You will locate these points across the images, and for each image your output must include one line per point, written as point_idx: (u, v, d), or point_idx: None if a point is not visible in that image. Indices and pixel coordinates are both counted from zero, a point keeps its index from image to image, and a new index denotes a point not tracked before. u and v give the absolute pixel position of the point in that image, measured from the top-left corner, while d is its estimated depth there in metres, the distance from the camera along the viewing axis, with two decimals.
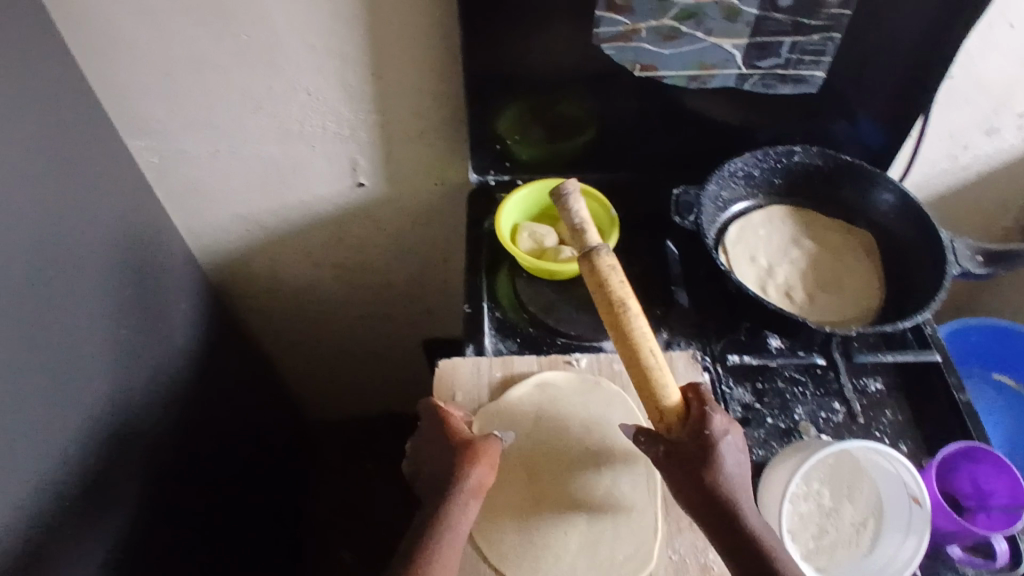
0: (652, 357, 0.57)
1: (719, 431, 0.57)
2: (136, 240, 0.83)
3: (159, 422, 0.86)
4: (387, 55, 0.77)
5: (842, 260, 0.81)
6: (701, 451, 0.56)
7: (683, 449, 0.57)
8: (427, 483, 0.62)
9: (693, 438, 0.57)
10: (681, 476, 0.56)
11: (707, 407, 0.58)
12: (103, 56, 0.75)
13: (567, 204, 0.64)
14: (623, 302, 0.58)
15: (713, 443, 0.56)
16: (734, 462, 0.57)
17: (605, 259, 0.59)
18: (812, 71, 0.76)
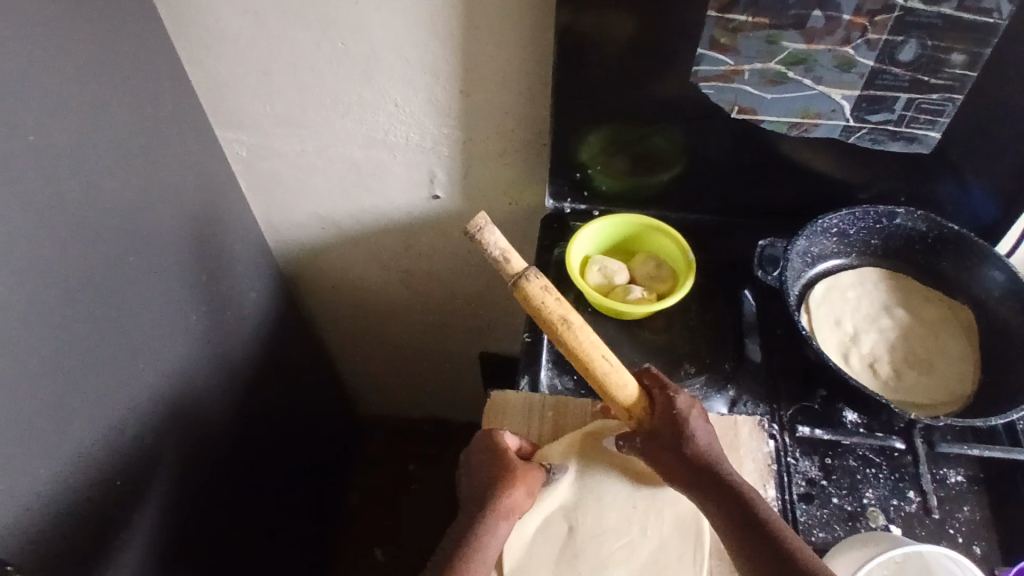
0: (606, 364, 0.53)
1: (686, 409, 0.58)
2: (215, 228, 0.85)
3: (217, 407, 0.88)
4: (477, 73, 0.75)
5: (935, 336, 0.74)
6: (676, 431, 0.57)
7: (663, 436, 0.58)
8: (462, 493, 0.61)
9: (666, 422, 0.58)
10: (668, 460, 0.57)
11: (669, 389, 0.59)
12: (205, 51, 0.76)
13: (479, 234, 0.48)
14: (566, 322, 0.51)
15: (684, 419, 0.57)
16: (705, 432, 0.58)
17: (537, 282, 0.50)
18: (926, 131, 0.71)
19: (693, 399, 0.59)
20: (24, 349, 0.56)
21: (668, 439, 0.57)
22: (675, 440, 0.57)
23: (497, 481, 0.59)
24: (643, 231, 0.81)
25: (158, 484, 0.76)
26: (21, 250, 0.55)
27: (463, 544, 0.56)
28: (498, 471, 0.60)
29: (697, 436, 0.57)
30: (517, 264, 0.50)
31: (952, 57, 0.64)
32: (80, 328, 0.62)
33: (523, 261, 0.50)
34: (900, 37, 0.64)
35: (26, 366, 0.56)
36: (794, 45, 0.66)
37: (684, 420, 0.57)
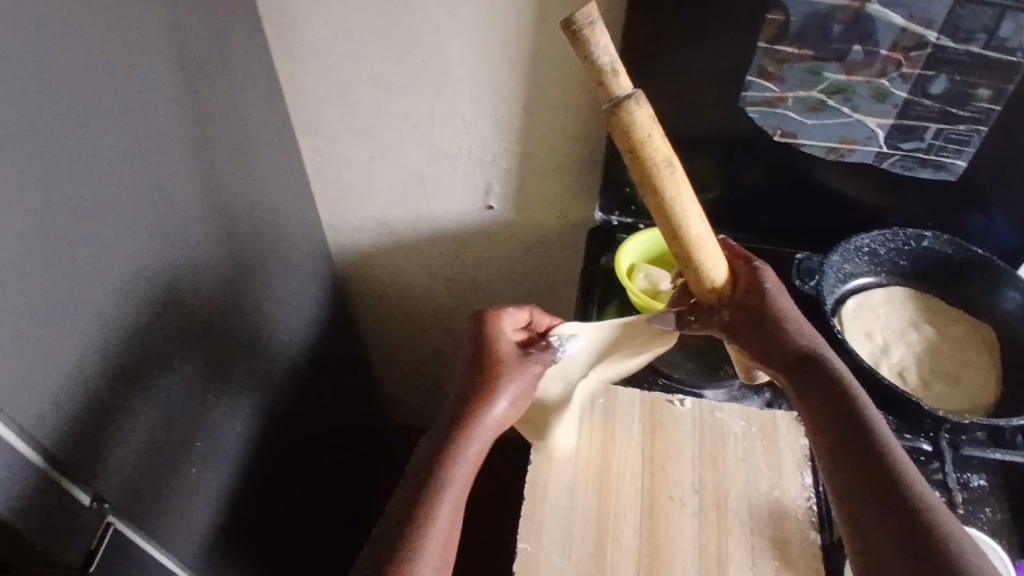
0: (699, 228, 0.55)
1: (768, 278, 0.61)
2: (286, 226, 0.92)
3: (277, 393, 0.93)
4: (541, 93, 0.83)
5: (961, 351, 0.79)
6: (758, 299, 0.60)
7: (746, 305, 0.60)
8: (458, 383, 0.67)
9: (748, 292, 0.61)
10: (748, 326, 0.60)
11: (752, 262, 0.62)
12: (297, 63, 0.85)
13: (593, 43, 0.45)
14: (668, 163, 0.50)
15: (766, 287, 0.60)
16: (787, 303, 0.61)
17: (641, 109, 0.47)
18: (953, 159, 0.77)
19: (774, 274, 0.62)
20: (141, 310, 0.62)
21: (750, 307, 0.60)
22: (757, 307, 0.60)
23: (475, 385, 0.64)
24: None
25: (225, 457, 0.81)
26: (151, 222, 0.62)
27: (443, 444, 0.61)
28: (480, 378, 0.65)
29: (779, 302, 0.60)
30: (623, 83, 0.47)
31: (979, 92, 0.71)
32: (181, 300, 0.68)
33: (629, 83, 0.47)
34: (931, 72, 0.71)
35: (141, 327, 0.62)
36: (835, 77, 0.73)
37: (764, 289, 0.60)
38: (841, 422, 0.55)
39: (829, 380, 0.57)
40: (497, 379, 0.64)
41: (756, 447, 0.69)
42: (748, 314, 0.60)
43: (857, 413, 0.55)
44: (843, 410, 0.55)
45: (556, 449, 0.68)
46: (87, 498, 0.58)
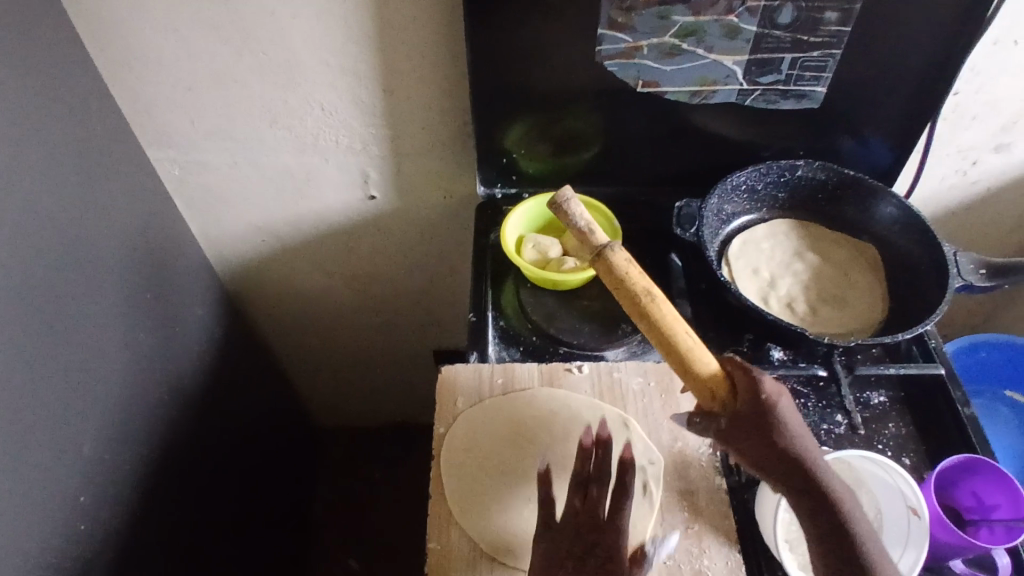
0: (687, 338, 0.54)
1: (774, 393, 0.53)
2: (155, 249, 0.86)
3: (174, 426, 0.88)
4: (398, 72, 0.79)
5: (845, 273, 0.81)
6: (762, 417, 0.53)
7: (744, 419, 0.53)
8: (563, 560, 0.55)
9: (752, 406, 0.53)
10: (752, 447, 0.53)
11: (751, 372, 0.54)
12: (131, 73, 0.78)
13: (567, 210, 0.60)
14: (651, 294, 0.56)
15: (771, 403, 0.53)
16: (796, 419, 0.53)
17: (620, 254, 0.58)
18: (813, 87, 0.78)
19: (784, 386, 0.54)
20: None
21: (754, 426, 0.53)
22: (760, 422, 0.53)
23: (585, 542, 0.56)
24: None
25: (120, 503, 0.76)
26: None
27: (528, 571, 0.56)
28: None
29: (790, 424, 0.53)
30: (600, 238, 0.59)
31: (825, 17, 0.72)
32: (28, 348, 0.63)
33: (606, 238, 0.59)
34: (776, 2, 0.70)
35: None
36: (683, 19, 0.72)
37: (771, 403, 0.53)
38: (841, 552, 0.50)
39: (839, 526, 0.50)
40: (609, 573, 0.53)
41: (655, 402, 0.69)
42: (751, 433, 0.53)
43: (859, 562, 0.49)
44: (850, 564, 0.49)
45: (459, 435, 0.67)
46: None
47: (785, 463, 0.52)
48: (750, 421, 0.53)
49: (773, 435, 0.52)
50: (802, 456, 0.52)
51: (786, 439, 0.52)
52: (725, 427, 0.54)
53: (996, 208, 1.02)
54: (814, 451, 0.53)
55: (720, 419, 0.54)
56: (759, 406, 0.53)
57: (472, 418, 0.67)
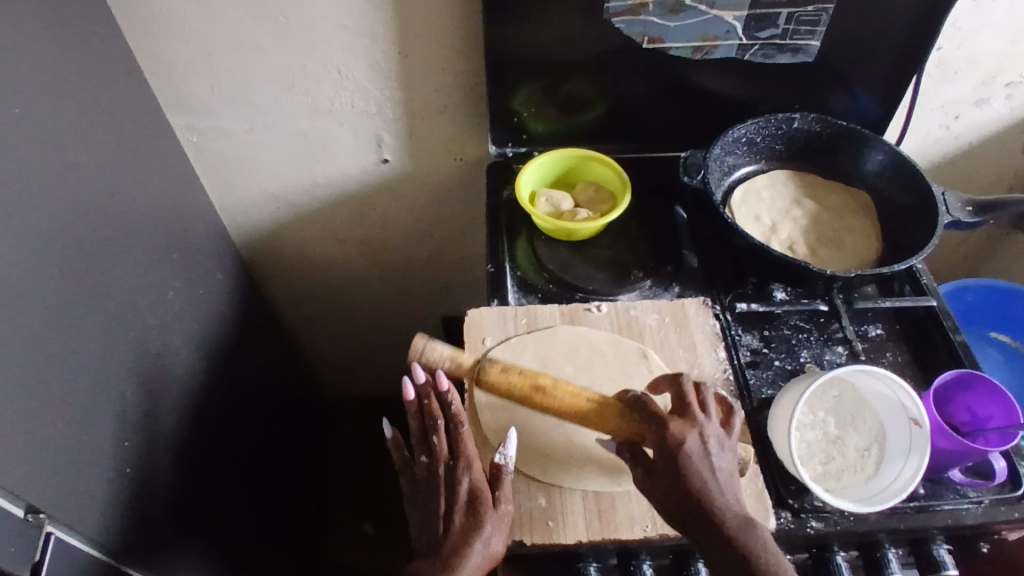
0: (587, 404, 0.60)
1: (682, 436, 0.56)
2: (177, 214, 0.89)
3: (198, 387, 0.91)
4: (411, 34, 0.82)
5: (841, 217, 0.86)
6: (675, 462, 0.56)
7: (660, 464, 0.56)
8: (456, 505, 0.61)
9: (665, 451, 0.56)
10: (668, 489, 0.56)
11: (661, 416, 0.57)
12: (153, 39, 0.80)
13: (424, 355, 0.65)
14: (537, 386, 0.62)
15: (683, 448, 0.56)
16: (706, 464, 0.56)
17: (494, 365, 0.64)
18: (807, 40, 0.82)
19: (694, 428, 0.57)
20: (26, 318, 0.60)
21: (668, 471, 0.56)
22: (676, 468, 0.56)
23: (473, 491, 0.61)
24: (578, 161, 0.89)
25: (155, 457, 0.79)
26: (13, 224, 0.59)
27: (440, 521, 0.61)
28: (461, 512, 0.61)
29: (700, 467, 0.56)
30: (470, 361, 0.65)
31: None
32: (70, 298, 0.65)
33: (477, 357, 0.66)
34: None
35: (28, 335, 0.60)
36: None
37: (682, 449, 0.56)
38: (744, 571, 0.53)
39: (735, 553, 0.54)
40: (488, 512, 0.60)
41: (670, 334, 0.73)
42: (667, 476, 0.56)
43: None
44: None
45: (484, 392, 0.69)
46: (22, 509, 0.57)
47: (697, 506, 0.55)
48: (665, 462, 0.56)
49: (686, 479, 0.55)
50: (710, 498, 0.55)
51: (703, 482, 0.55)
52: (644, 476, 0.57)
53: (976, 159, 1.08)
54: (722, 492, 0.56)
55: (637, 465, 0.58)
56: (671, 451, 0.56)
57: (502, 355, 0.71)
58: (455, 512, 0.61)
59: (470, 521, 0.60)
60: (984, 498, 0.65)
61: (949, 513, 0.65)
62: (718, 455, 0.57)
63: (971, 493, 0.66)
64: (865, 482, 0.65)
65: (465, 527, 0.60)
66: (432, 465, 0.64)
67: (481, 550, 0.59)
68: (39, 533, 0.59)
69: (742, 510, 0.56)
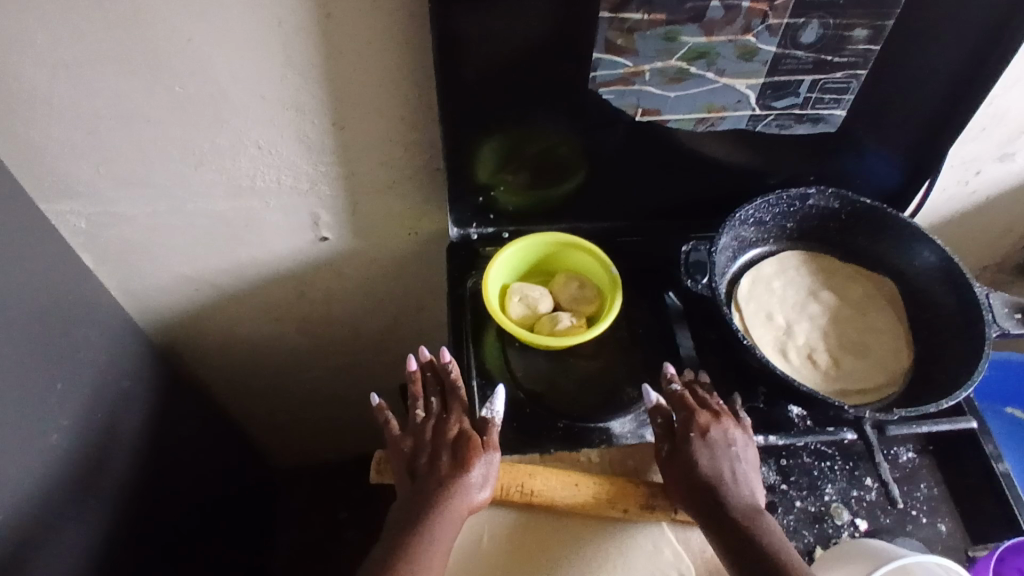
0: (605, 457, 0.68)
1: (708, 422, 0.63)
2: (69, 323, 0.71)
3: (104, 525, 0.75)
4: (350, 104, 0.66)
5: (864, 315, 0.74)
6: (696, 443, 0.61)
7: (679, 445, 0.62)
8: (451, 456, 0.62)
9: (691, 429, 0.62)
10: (681, 468, 0.61)
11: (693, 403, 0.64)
12: (12, 118, 0.62)
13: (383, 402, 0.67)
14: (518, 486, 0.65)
15: (706, 432, 0.62)
16: (723, 447, 0.62)
17: None
18: (831, 110, 0.69)
19: (722, 413, 0.64)
20: None
21: (685, 452, 0.61)
22: (693, 445, 0.61)
23: (470, 446, 0.62)
24: (559, 249, 0.75)
25: None
26: None
27: (433, 471, 0.62)
28: (449, 456, 0.62)
29: (717, 446, 0.62)
30: None
31: (853, 36, 0.62)
32: None
33: None
34: (801, 19, 0.60)
35: None
36: (693, 40, 0.61)
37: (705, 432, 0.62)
38: (739, 540, 0.58)
39: (727, 519, 0.59)
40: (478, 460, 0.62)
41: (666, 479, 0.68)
42: (682, 456, 0.62)
43: (758, 550, 0.57)
44: (750, 552, 0.57)
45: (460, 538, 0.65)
46: None
47: (702, 483, 0.61)
48: (683, 443, 0.62)
49: (699, 460, 0.61)
50: (718, 479, 0.60)
51: (713, 460, 0.61)
52: (666, 456, 0.63)
53: (991, 214, 0.96)
54: (728, 473, 0.61)
55: (662, 447, 0.63)
56: (694, 429, 0.62)
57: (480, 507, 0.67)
58: (443, 455, 0.62)
59: (459, 464, 0.61)
60: None
61: None
62: (742, 445, 0.63)
63: None
64: None
65: (451, 470, 0.61)
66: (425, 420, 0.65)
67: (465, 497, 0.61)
68: None
69: (742, 488, 0.61)
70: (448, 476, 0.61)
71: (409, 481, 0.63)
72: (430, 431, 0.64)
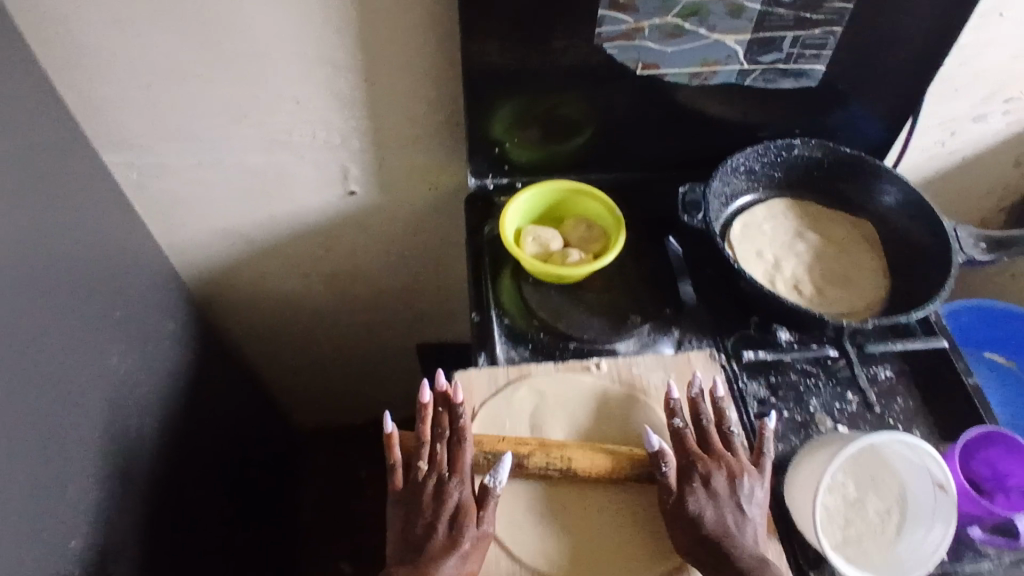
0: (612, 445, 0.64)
1: (708, 472, 0.62)
2: (121, 263, 0.79)
3: (152, 451, 0.82)
4: (381, 60, 0.73)
5: (847, 252, 0.81)
6: (698, 499, 0.60)
7: (682, 501, 0.60)
8: (450, 512, 0.60)
9: (693, 483, 0.61)
10: (687, 526, 0.60)
11: (692, 454, 0.63)
12: (80, 71, 0.70)
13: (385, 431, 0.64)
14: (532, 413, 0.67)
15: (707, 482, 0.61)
16: (727, 499, 0.61)
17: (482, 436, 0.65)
18: (812, 65, 0.77)
19: (725, 465, 0.63)
20: None
21: (690, 507, 0.60)
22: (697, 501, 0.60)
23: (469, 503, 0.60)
24: (568, 196, 0.82)
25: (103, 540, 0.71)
26: None
27: (430, 527, 0.59)
28: (446, 522, 0.59)
29: (720, 501, 0.60)
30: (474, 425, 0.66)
31: None
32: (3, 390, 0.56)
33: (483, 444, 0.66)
34: None
35: None
36: None
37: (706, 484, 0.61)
38: None
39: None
40: (478, 519, 0.60)
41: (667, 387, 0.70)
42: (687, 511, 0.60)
43: None
44: None
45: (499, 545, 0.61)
46: None
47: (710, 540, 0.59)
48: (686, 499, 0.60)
49: (704, 516, 0.60)
50: (725, 534, 0.59)
51: (718, 516, 0.60)
52: (671, 510, 0.61)
53: (970, 175, 1.04)
54: (733, 527, 0.60)
55: (667, 498, 0.61)
56: (697, 483, 0.61)
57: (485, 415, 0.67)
58: (438, 521, 0.59)
59: (454, 530, 0.59)
60: (1006, 558, 0.64)
61: None
62: (745, 494, 0.62)
63: (992, 552, 0.64)
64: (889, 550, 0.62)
65: (449, 530, 0.59)
66: (427, 474, 0.62)
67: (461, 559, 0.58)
68: None
69: (750, 544, 0.59)
70: (447, 538, 0.59)
71: (405, 541, 0.60)
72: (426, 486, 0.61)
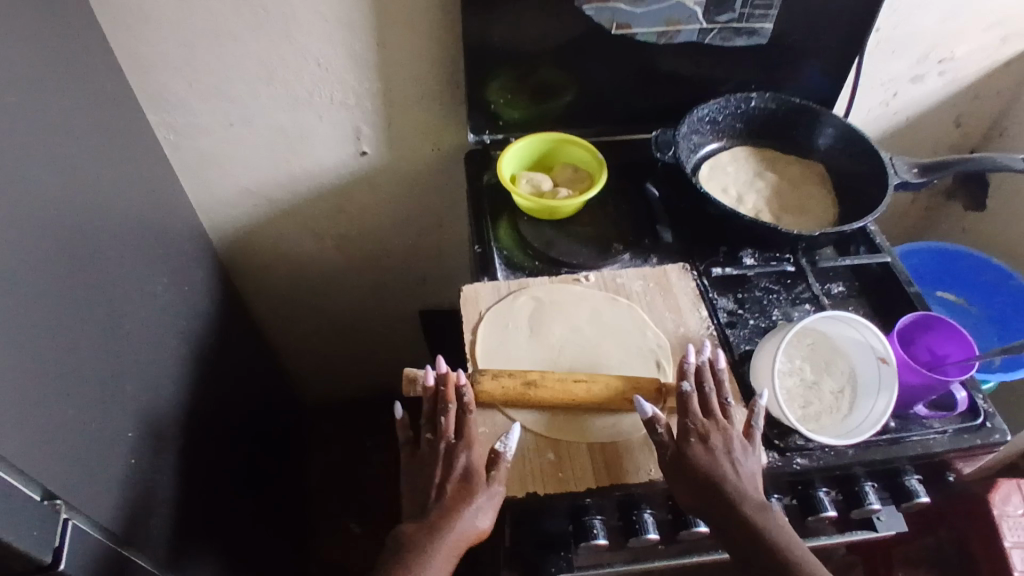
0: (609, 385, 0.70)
1: (704, 432, 0.66)
2: (161, 211, 0.89)
3: (189, 383, 0.91)
4: (390, 25, 0.85)
5: (801, 188, 0.92)
6: (696, 457, 0.65)
7: (681, 459, 0.65)
8: (463, 476, 0.65)
9: (689, 440, 0.66)
10: (686, 480, 0.65)
11: (688, 414, 0.68)
12: (132, 34, 0.80)
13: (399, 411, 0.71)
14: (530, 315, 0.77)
15: (704, 440, 0.66)
16: (722, 455, 0.66)
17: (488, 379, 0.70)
18: (762, 23, 0.89)
19: (720, 425, 0.67)
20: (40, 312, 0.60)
21: (688, 463, 0.65)
22: (695, 460, 0.65)
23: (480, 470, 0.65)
24: (557, 144, 0.93)
25: (155, 450, 0.79)
26: (28, 216, 0.60)
27: (439, 487, 0.66)
28: (456, 483, 0.65)
29: (717, 456, 0.66)
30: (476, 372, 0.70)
31: None
32: (74, 291, 0.65)
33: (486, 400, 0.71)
34: None
35: (44, 330, 0.59)
36: None
37: (704, 441, 0.66)
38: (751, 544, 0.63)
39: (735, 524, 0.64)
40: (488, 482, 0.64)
41: (645, 292, 0.80)
42: (683, 468, 0.65)
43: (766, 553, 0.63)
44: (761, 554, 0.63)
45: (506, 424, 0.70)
46: (37, 494, 0.56)
47: (708, 490, 0.64)
48: (685, 457, 0.65)
49: (701, 470, 0.65)
50: (723, 485, 0.64)
51: (717, 471, 0.65)
52: (671, 463, 0.66)
53: (914, 134, 1.16)
54: (730, 479, 0.65)
55: (666, 453, 0.66)
56: (695, 443, 0.66)
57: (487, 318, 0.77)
58: (449, 483, 0.65)
59: (462, 492, 0.64)
60: (948, 427, 0.74)
61: (918, 443, 0.73)
62: (740, 450, 0.67)
63: (936, 424, 0.74)
64: (842, 420, 0.72)
65: (458, 493, 0.64)
66: (436, 443, 0.68)
67: (472, 519, 0.63)
68: (58, 518, 0.58)
69: (746, 492, 0.65)
70: (457, 499, 0.64)
71: (421, 506, 0.65)
72: (440, 455, 0.67)
